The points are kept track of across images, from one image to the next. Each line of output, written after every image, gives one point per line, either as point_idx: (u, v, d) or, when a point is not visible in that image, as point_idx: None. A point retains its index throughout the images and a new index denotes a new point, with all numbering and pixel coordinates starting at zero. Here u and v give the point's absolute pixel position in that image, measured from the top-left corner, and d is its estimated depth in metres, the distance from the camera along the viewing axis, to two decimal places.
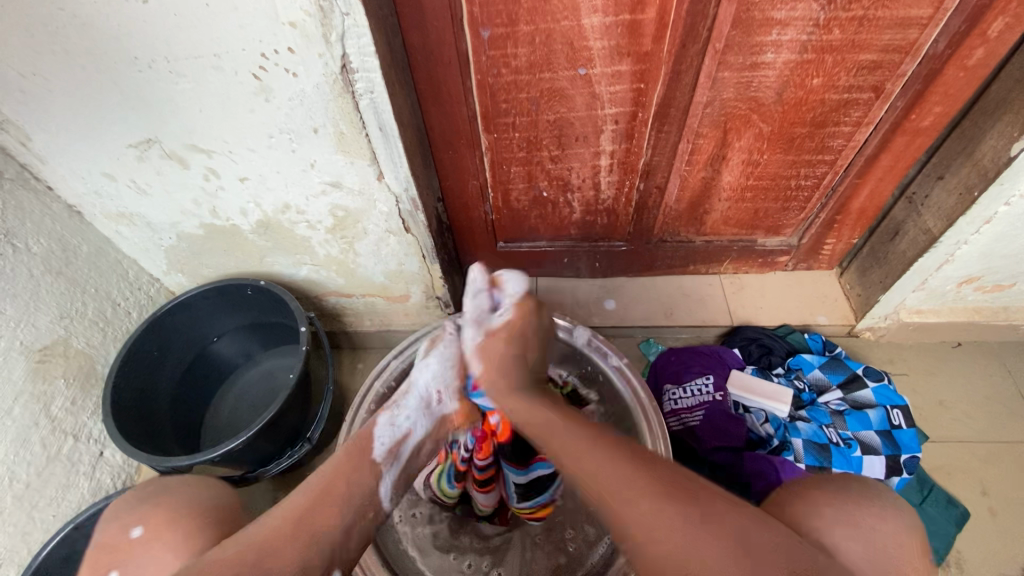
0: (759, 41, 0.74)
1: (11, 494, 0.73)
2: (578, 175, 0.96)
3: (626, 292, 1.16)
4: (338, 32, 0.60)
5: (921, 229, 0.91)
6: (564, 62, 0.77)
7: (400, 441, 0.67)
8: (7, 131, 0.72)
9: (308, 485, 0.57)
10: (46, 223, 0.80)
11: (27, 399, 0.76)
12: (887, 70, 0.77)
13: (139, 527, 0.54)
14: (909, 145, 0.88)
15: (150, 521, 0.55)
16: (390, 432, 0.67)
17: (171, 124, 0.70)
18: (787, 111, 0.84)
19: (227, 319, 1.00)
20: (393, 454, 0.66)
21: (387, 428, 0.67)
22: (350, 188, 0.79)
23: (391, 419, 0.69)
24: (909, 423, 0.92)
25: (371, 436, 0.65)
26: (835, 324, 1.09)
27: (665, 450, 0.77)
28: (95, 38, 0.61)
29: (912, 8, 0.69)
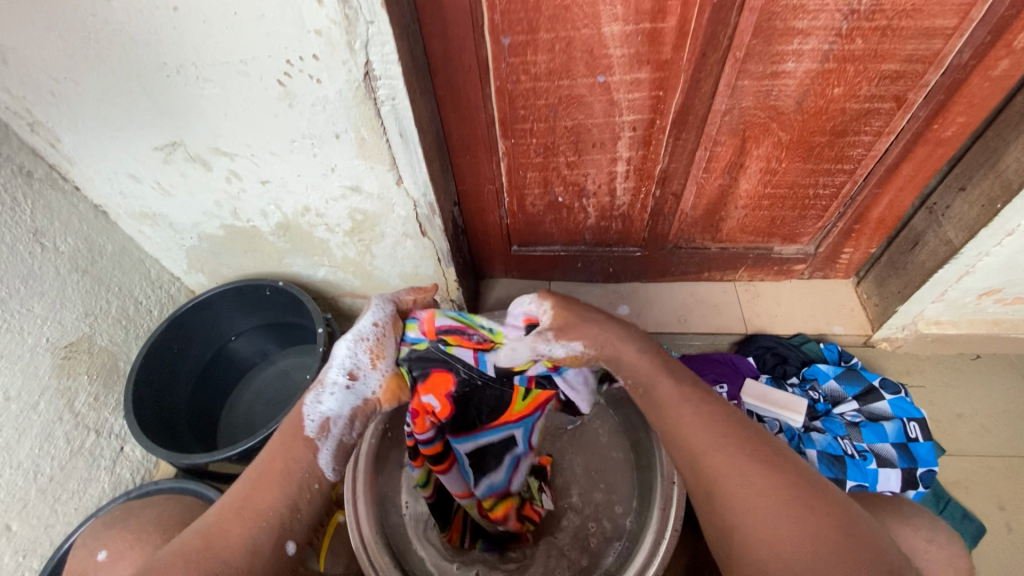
0: (781, 50, 0.74)
1: (35, 487, 0.75)
2: (594, 181, 0.96)
3: (639, 297, 1.16)
4: (362, 41, 0.61)
5: (942, 239, 0.90)
6: (583, 69, 0.77)
7: (333, 420, 0.61)
8: (37, 132, 0.74)
9: (245, 474, 0.57)
10: (73, 223, 0.82)
11: (52, 394, 0.78)
12: (910, 80, 0.76)
13: None
14: (931, 155, 0.87)
15: None
16: (323, 412, 0.61)
17: (198, 129, 0.72)
18: (807, 120, 0.83)
19: (244, 319, 1.02)
20: (327, 441, 0.60)
21: (319, 410, 0.61)
22: (369, 192, 0.80)
23: (322, 398, 0.62)
24: (925, 436, 0.91)
25: (301, 414, 0.61)
26: (851, 333, 1.08)
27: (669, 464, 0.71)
28: (126, 44, 0.62)
29: (937, 18, 0.69)
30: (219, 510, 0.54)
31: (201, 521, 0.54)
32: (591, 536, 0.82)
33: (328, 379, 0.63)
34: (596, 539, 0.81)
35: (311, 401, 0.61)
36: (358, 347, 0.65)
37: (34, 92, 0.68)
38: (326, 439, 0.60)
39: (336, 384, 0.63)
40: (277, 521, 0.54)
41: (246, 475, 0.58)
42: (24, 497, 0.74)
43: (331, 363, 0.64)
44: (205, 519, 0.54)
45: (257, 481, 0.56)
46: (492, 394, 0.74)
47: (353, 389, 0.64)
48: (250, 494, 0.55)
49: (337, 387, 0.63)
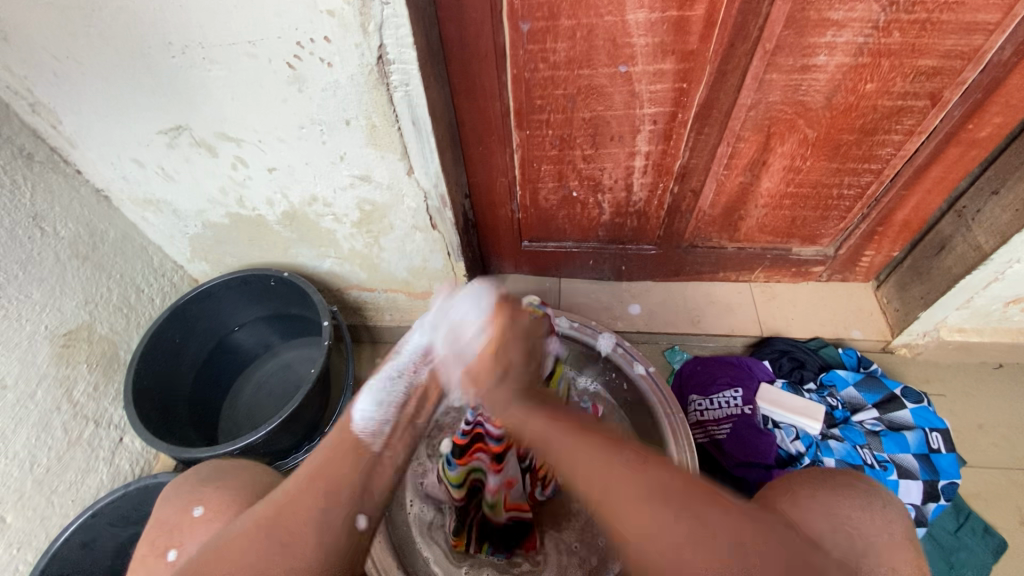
0: (813, 43, 0.70)
1: (31, 478, 0.73)
2: (610, 176, 0.93)
3: (652, 297, 1.13)
4: (376, 22, 0.58)
5: (971, 244, 0.87)
6: (604, 59, 0.74)
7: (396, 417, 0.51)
8: (38, 113, 0.71)
9: (325, 435, 0.48)
10: (74, 207, 0.80)
11: (50, 383, 0.76)
12: (947, 77, 0.73)
13: (183, 514, 0.56)
14: (964, 156, 0.83)
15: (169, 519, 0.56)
16: (367, 410, 0.49)
17: (203, 112, 0.69)
18: (836, 116, 0.80)
19: (248, 309, 1.00)
20: (382, 418, 0.49)
21: (359, 408, 0.49)
22: (379, 183, 0.77)
23: (380, 385, 0.52)
24: (948, 447, 0.89)
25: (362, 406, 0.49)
26: (869, 339, 1.05)
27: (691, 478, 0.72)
28: (129, 21, 0.59)
29: (980, 12, 0.65)
30: (285, 489, 0.45)
31: (274, 493, 0.46)
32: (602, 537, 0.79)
33: (383, 369, 0.54)
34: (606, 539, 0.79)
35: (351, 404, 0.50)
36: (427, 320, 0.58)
37: (35, 70, 0.65)
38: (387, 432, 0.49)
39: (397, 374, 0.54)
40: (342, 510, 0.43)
41: (324, 439, 0.48)
42: (19, 488, 0.72)
43: (395, 356, 0.56)
44: (279, 493, 0.45)
45: (330, 453, 0.46)
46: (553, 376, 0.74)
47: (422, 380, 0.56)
48: (326, 462, 0.45)
49: (403, 366, 0.55)
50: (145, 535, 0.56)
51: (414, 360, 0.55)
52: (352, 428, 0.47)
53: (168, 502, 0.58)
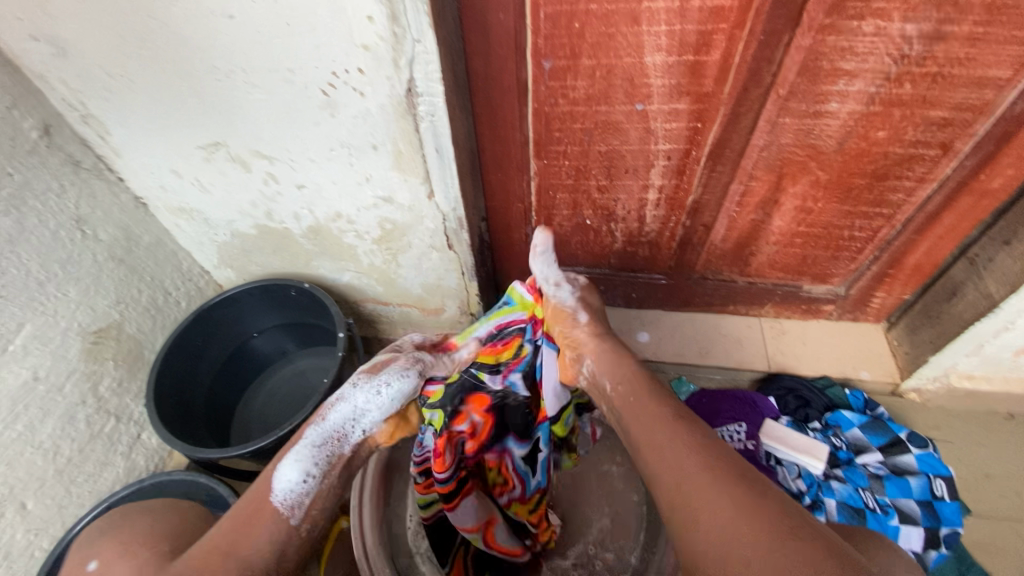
0: (825, 90, 0.73)
1: (53, 467, 0.77)
2: (624, 207, 0.96)
3: (660, 325, 1.14)
4: (407, 58, 0.62)
5: (981, 292, 0.87)
6: (622, 96, 0.77)
7: (308, 488, 0.59)
8: (89, 124, 0.76)
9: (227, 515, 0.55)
10: (114, 213, 0.85)
11: (78, 377, 0.80)
12: (958, 128, 0.74)
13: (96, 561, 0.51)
14: (975, 205, 0.84)
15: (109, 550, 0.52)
16: (290, 483, 0.58)
17: (241, 131, 0.73)
18: (848, 161, 0.82)
19: (267, 316, 1.03)
20: (302, 493, 0.58)
21: (283, 481, 0.58)
22: (400, 204, 0.81)
23: (304, 455, 0.61)
24: (952, 495, 0.88)
25: (273, 479, 0.58)
26: (878, 380, 1.05)
27: None
28: (180, 47, 0.64)
29: (991, 68, 0.67)
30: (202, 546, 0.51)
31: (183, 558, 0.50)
32: (599, 560, 0.81)
33: (306, 436, 0.64)
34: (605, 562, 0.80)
35: (272, 472, 0.58)
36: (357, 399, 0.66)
37: (90, 85, 0.70)
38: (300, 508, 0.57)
39: (319, 444, 0.63)
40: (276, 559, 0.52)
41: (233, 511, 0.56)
42: (42, 477, 0.75)
43: (319, 424, 0.65)
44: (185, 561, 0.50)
45: (246, 519, 0.54)
46: (514, 407, 0.76)
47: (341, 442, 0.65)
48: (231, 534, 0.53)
49: (324, 438, 0.64)
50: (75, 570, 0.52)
51: (336, 432, 0.65)
52: (271, 500, 0.56)
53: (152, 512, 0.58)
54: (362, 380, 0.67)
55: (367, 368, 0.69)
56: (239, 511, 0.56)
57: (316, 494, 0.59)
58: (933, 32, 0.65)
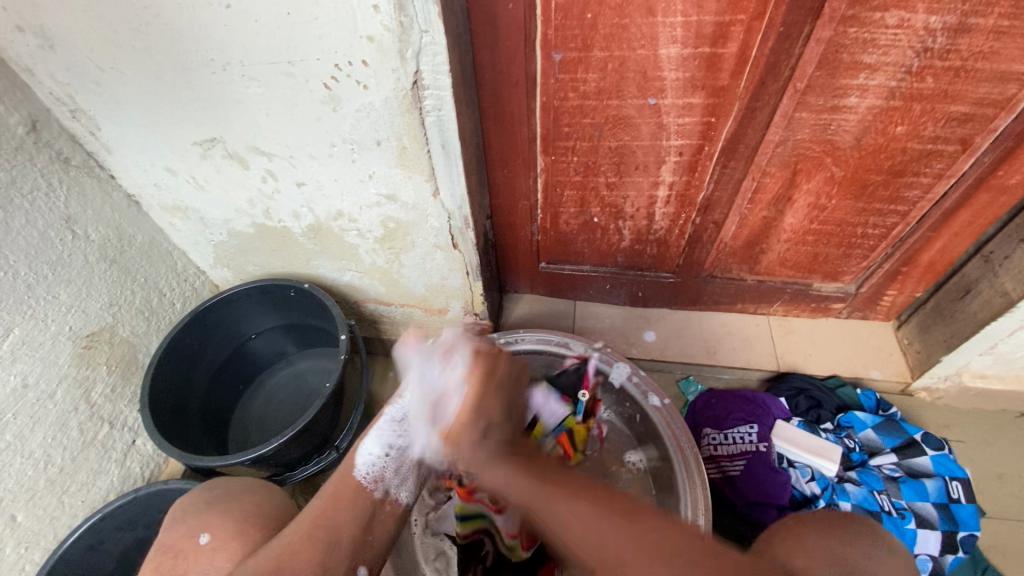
0: (844, 84, 0.70)
1: (44, 477, 0.74)
2: (632, 204, 0.93)
3: (667, 324, 1.12)
4: (414, 49, 0.59)
5: (997, 291, 0.85)
6: (634, 90, 0.74)
7: (390, 464, 0.60)
8: (78, 119, 0.73)
9: (320, 495, 0.56)
10: (105, 211, 0.81)
11: (70, 383, 0.77)
12: (979, 124, 0.72)
13: (205, 535, 0.56)
14: (992, 203, 0.83)
15: (213, 530, 0.56)
16: (373, 457, 0.60)
17: (237, 126, 0.70)
18: (864, 157, 0.79)
19: (266, 318, 1.01)
20: (384, 467, 0.60)
21: (366, 455, 0.60)
22: (405, 202, 0.78)
23: (386, 429, 0.63)
24: (968, 498, 0.87)
25: (356, 453, 0.60)
26: (889, 380, 1.03)
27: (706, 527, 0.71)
28: (173, 38, 0.61)
29: (1016, 62, 0.65)
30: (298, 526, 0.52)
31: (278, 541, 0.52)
32: None
33: (388, 412, 0.65)
34: None
35: (356, 449, 0.61)
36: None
37: (78, 78, 0.67)
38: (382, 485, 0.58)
39: (400, 420, 0.65)
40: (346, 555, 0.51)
41: (323, 493, 0.57)
42: (32, 488, 0.72)
43: (399, 401, 0.66)
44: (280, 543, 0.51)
45: (332, 500, 0.55)
46: None
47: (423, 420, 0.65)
48: (325, 518, 0.53)
49: (404, 413, 0.65)
50: (181, 543, 0.56)
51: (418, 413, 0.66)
52: (353, 475, 0.57)
53: (214, 508, 0.59)
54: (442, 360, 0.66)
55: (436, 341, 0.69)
56: (328, 491, 0.56)
57: (397, 470, 0.61)
58: (958, 25, 0.62)
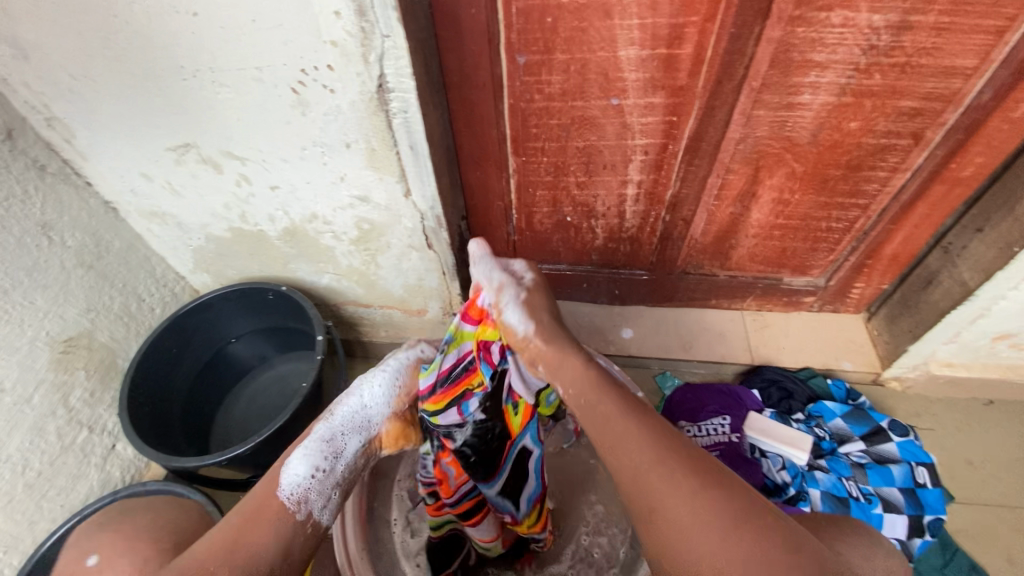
0: (797, 82, 0.73)
1: (22, 481, 0.74)
2: (603, 203, 0.95)
3: (644, 321, 1.14)
4: (377, 53, 0.61)
5: (957, 280, 0.88)
6: (597, 91, 0.77)
7: (315, 485, 0.56)
8: (53, 127, 0.74)
9: (240, 509, 0.53)
10: (82, 218, 0.82)
11: (47, 388, 0.78)
12: (928, 118, 0.75)
13: (95, 556, 0.53)
14: (948, 194, 0.85)
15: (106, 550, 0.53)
16: (298, 478, 0.55)
17: (210, 131, 0.72)
18: (822, 152, 0.82)
19: (245, 322, 1.02)
20: (308, 489, 0.55)
21: (290, 476, 0.55)
22: (377, 203, 0.80)
23: (313, 449, 0.59)
24: (934, 482, 0.89)
25: (281, 472, 0.55)
26: (860, 370, 1.05)
27: None
28: (143, 46, 0.63)
29: (957, 57, 0.68)
30: (214, 537, 0.49)
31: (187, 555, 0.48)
32: (596, 549, 0.81)
33: (314, 432, 0.61)
34: (602, 549, 0.81)
35: (279, 469, 0.56)
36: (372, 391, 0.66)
37: (52, 87, 0.69)
38: (305, 510, 0.53)
39: (328, 440, 0.61)
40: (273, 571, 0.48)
41: (241, 507, 0.53)
42: (10, 492, 0.73)
43: (329, 419, 0.62)
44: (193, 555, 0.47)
45: (251, 517, 0.51)
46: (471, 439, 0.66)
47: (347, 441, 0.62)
48: (245, 532, 0.50)
49: (333, 433, 0.62)
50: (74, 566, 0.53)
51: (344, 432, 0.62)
52: (278, 495, 0.53)
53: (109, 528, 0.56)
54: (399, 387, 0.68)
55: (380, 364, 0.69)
56: (246, 507, 0.52)
57: (322, 492, 0.56)
58: (899, 23, 0.65)
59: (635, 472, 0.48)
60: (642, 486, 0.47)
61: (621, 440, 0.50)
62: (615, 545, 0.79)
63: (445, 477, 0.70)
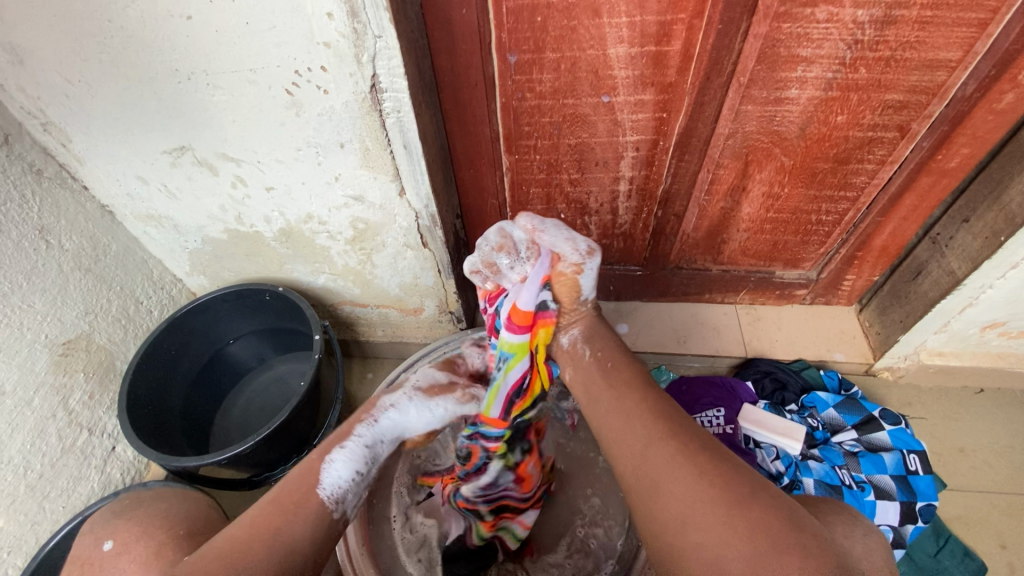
0: (784, 77, 0.74)
1: (24, 483, 0.75)
2: (597, 199, 0.96)
3: (638, 316, 1.15)
4: (369, 54, 0.62)
5: (945, 270, 0.90)
6: (588, 89, 0.78)
7: (353, 485, 0.58)
8: (49, 132, 0.75)
9: (265, 498, 0.53)
10: (79, 222, 0.83)
11: (47, 390, 0.79)
12: (914, 111, 0.77)
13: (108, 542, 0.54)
14: (935, 185, 0.87)
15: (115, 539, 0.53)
16: (339, 477, 0.57)
17: (205, 133, 0.73)
18: (810, 146, 0.83)
19: (243, 323, 1.03)
20: (347, 489, 0.57)
21: (334, 474, 0.57)
22: (372, 203, 0.81)
23: (355, 450, 0.61)
24: (926, 469, 0.91)
25: (326, 465, 0.57)
26: (852, 361, 1.07)
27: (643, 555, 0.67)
28: (138, 50, 0.63)
29: (941, 50, 0.69)
30: (246, 526, 0.49)
31: (216, 540, 0.48)
32: (592, 540, 0.81)
33: (357, 433, 0.63)
34: (599, 541, 0.81)
35: (322, 463, 0.57)
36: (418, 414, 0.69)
37: (47, 92, 0.69)
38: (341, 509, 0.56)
39: (368, 445, 0.63)
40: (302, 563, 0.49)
41: (270, 496, 0.53)
42: (12, 493, 0.73)
43: (373, 424, 0.65)
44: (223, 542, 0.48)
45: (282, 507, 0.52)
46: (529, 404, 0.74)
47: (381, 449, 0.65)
48: (277, 523, 0.50)
49: (374, 439, 0.64)
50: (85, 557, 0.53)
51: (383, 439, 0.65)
52: (320, 490, 0.55)
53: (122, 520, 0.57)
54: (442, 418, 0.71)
55: (427, 390, 0.71)
56: (279, 497, 0.53)
57: (357, 495, 0.59)
58: (883, 17, 0.66)
59: (645, 443, 0.52)
60: (648, 455, 0.51)
61: (636, 412, 0.56)
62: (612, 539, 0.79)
63: (523, 469, 0.76)
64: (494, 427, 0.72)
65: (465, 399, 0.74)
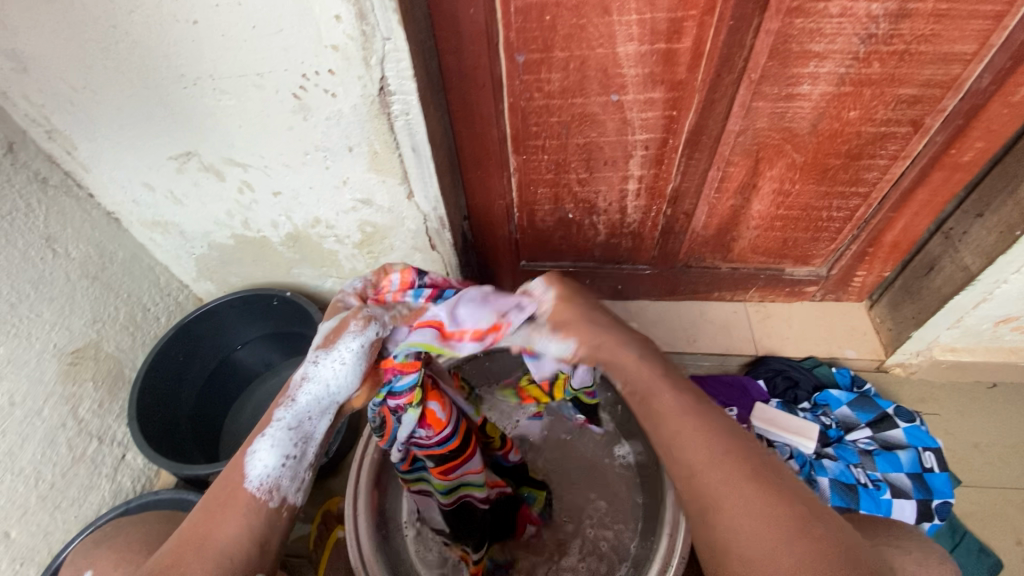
0: (797, 73, 0.73)
1: (36, 494, 0.74)
2: (605, 199, 0.96)
3: (647, 315, 1.14)
4: (378, 56, 0.61)
5: (958, 265, 0.89)
6: (597, 88, 0.77)
7: (287, 470, 0.54)
8: (54, 139, 0.74)
9: (205, 499, 0.52)
10: (85, 230, 0.82)
11: (56, 400, 0.78)
12: (927, 105, 0.76)
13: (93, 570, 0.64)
14: (948, 180, 0.86)
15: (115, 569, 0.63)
16: (266, 468, 0.52)
17: (212, 139, 0.72)
18: (822, 142, 0.82)
19: (250, 328, 1.02)
20: (279, 476, 0.53)
21: (257, 466, 0.52)
22: (380, 206, 0.80)
23: (278, 436, 0.55)
24: (941, 466, 0.91)
25: (246, 462, 0.52)
26: (864, 358, 1.06)
27: (678, 544, 0.64)
28: (143, 55, 0.62)
29: (956, 44, 0.68)
30: (175, 540, 0.48)
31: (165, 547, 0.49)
32: (602, 542, 0.81)
33: (276, 418, 0.56)
34: (611, 541, 0.80)
35: (243, 457, 0.53)
36: (326, 373, 0.57)
37: (52, 99, 0.68)
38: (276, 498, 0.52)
39: (293, 426, 0.56)
40: (243, 561, 0.47)
41: (207, 496, 0.52)
42: (24, 504, 0.73)
43: (290, 404, 0.57)
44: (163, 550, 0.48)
45: (215, 508, 0.50)
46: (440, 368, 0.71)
47: (306, 425, 0.57)
48: (206, 527, 0.49)
49: (295, 420, 0.56)
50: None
51: (308, 414, 0.57)
52: (245, 487, 0.51)
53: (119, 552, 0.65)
54: (353, 365, 0.58)
55: (325, 339, 0.59)
56: (211, 499, 0.51)
57: (294, 476, 0.54)
58: (897, 11, 0.65)
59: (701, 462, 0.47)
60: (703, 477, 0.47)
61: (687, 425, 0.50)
62: (626, 537, 0.79)
63: (426, 409, 0.66)
64: (409, 372, 0.63)
65: (364, 323, 0.59)
